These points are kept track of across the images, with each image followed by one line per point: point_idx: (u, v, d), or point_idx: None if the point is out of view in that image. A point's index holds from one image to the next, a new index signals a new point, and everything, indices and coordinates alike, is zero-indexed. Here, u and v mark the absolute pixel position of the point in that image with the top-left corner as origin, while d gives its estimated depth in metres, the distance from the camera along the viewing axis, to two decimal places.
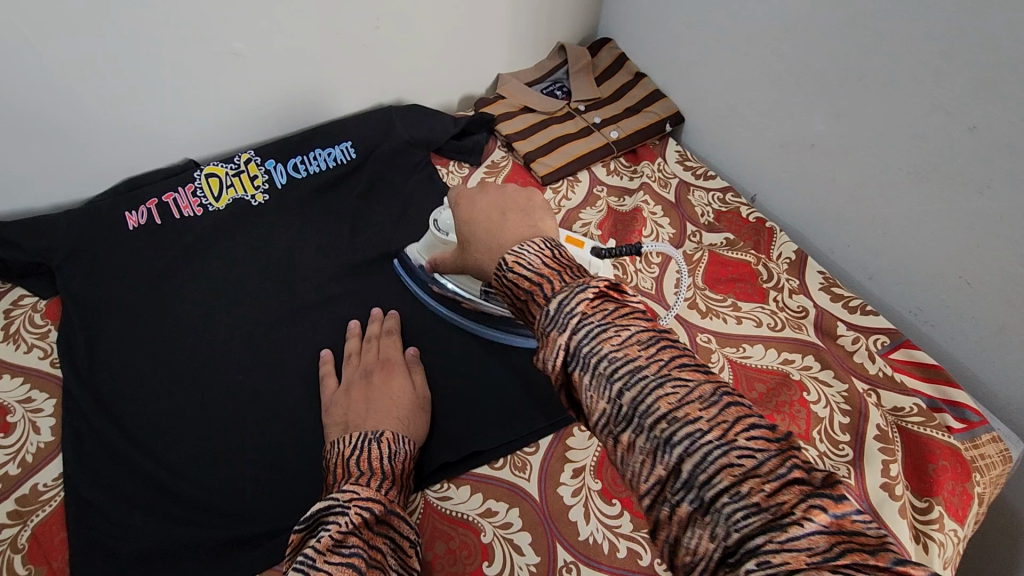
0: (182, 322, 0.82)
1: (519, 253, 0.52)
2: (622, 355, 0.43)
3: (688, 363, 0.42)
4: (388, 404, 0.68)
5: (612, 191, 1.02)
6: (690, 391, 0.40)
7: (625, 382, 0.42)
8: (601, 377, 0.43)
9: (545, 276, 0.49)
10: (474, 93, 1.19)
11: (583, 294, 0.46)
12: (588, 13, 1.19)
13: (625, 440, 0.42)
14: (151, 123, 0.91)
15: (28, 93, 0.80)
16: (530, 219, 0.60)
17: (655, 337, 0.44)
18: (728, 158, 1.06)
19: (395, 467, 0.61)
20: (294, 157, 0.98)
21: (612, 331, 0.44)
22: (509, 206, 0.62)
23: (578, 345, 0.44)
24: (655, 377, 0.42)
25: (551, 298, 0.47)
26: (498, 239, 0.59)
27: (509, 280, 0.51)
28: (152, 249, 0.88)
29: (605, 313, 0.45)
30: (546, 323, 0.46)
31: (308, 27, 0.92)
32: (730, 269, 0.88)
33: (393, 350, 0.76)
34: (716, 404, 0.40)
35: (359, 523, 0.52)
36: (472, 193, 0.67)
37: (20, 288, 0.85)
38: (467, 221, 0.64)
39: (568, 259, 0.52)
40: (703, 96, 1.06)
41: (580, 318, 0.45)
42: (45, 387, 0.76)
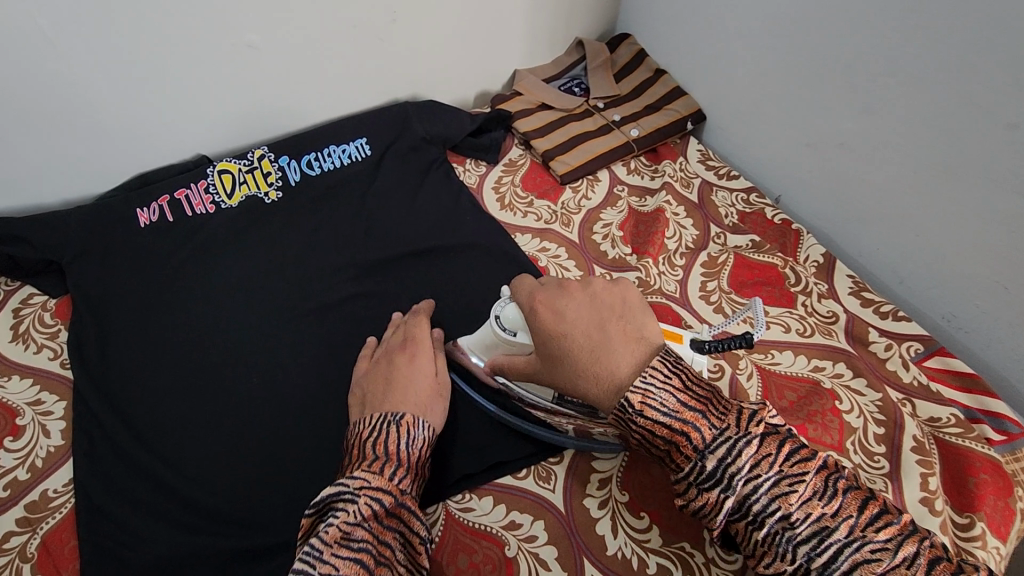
0: (195, 323, 0.80)
1: (646, 390, 0.53)
2: (802, 514, 0.48)
3: (874, 514, 0.48)
4: (407, 387, 0.64)
5: (632, 191, 0.99)
6: (890, 554, 0.45)
7: (811, 546, 0.47)
8: (781, 538, 0.48)
9: (688, 422, 0.52)
10: (490, 90, 1.17)
11: (746, 448, 0.50)
12: (607, 7, 1.16)
13: None
14: (163, 118, 0.89)
15: (38, 88, 0.78)
16: (633, 329, 0.57)
17: (828, 485, 0.49)
18: (753, 158, 1.03)
19: (411, 454, 0.60)
20: (309, 153, 0.96)
21: (787, 486, 0.49)
22: (609, 316, 0.58)
23: (754, 504, 0.49)
24: (844, 538, 0.46)
25: (705, 451, 0.51)
26: (608, 362, 0.55)
27: (643, 426, 0.53)
28: (164, 248, 0.86)
29: (774, 466, 0.49)
30: (704, 481, 0.51)
31: (323, 20, 0.90)
32: (756, 272, 0.86)
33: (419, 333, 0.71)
34: (918, 564, 0.45)
35: (367, 514, 0.54)
36: (550, 294, 0.61)
37: (29, 287, 0.83)
38: (556, 336, 0.58)
39: (700, 390, 0.54)
40: (727, 93, 1.03)
41: (748, 475, 0.49)
42: (54, 389, 0.74)
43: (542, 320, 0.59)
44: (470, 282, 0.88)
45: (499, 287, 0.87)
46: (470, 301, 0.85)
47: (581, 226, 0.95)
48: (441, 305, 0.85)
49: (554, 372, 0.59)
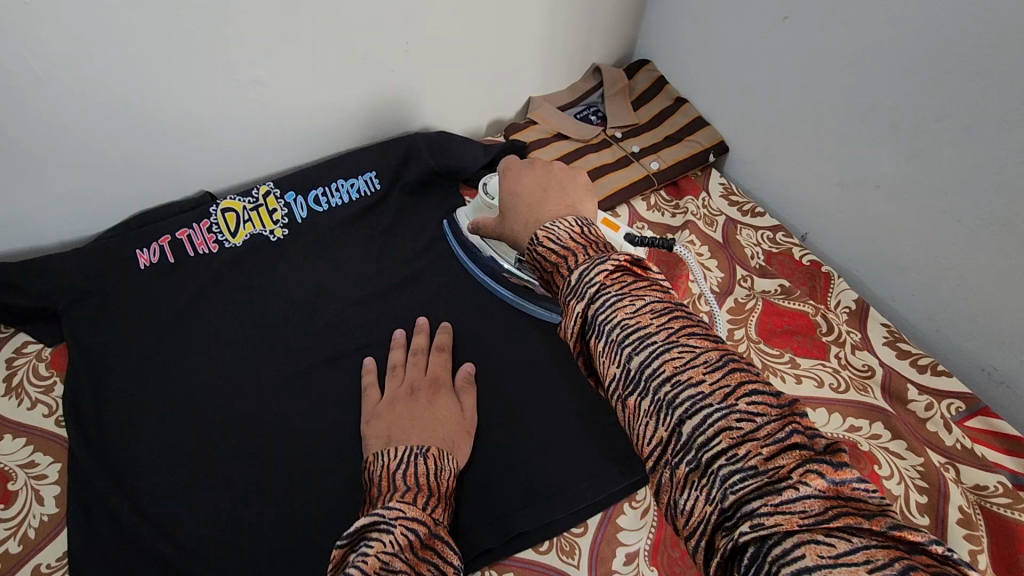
0: (199, 375, 0.77)
1: (549, 229, 0.54)
2: (630, 321, 0.43)
3: (699, 332, 0.43)
4: (435, 423, 0.67)
5: (653, 228, 0.95)
6: (695, 356, 0.41)
7: (630, 346, 0.42)
8: (606, 340, 0.44)
9: (571, 250, 0.51)
10: (504, 117, 1.13)
11: (603, 265, 0.47)
12: (625, 32, 1.12)
13: (630, 404, 0.42)
14: (165, 153, 0.85)
15: (32, 127, 0.74)
16: (569, 197, 0.63)
17: (666, 304, 0.44)
18: (778, 192, 0.99)
19: (439, 484, 0.60)
20: (315, 188, 0.92)
21: (626, 298, 0.44)
22: (554, 183, 0.65)
23: (593, 313, 0.45)
24: (662, 342, 0.42)
25: (574, 269, 0.48)
26: (536, 211, 0.62)
27: (540, 252, 0.53)
28: (165, 291, 0.82)
29: (623, 285, 0.45)
30: (568, 293, 0.47)
31: (335, 52, 0.86)
32: (786, 319, 0.82)
33: (441, 367, 0.76)
34: (724, 372, 0.40)
35: (403, 544, 0.51)
36: (520, 166, 0.69)
37: (23, 334, 0.79)
38: (509, 194, 0.67)
39: (597, 237, 0.53)
40: (752, 124, 0.99)
41: (598, 287, 0.45)
42: (49, 450, 0.70)
43: (504, 184, 0.69)
44: (485, 326, 0.84)
45: (516, 332, 0.83)
46: (485, 347, 0.82)
47: None
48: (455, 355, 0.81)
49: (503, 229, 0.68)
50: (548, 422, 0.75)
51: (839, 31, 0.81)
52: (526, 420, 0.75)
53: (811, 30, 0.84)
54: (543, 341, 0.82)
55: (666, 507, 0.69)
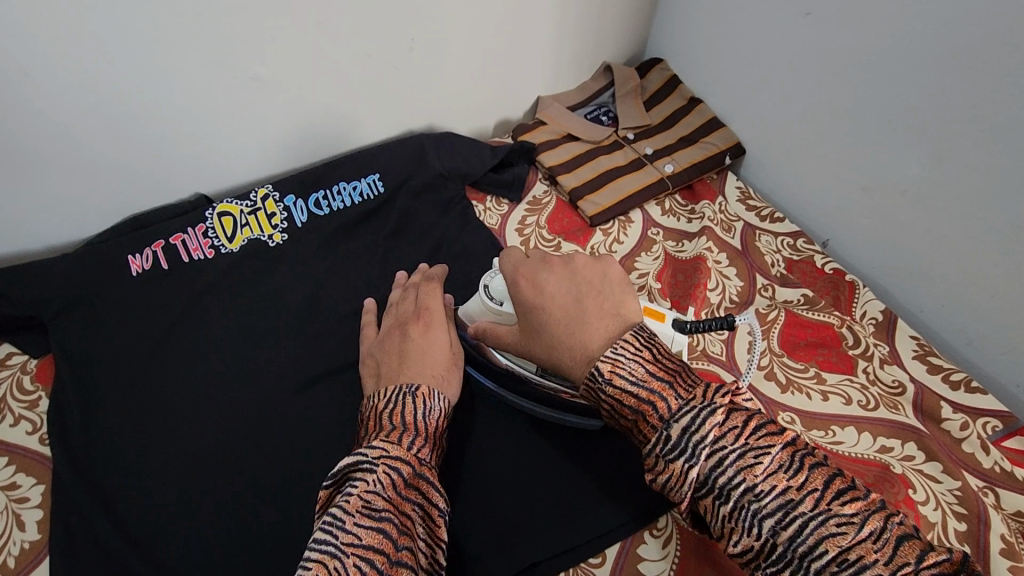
0: (192, 389, 0.73)
1: (614, 360, 0.53)
2: (766, 487, 0.45)
3: (844, 490, 0.45)
4: (426, 358, 0.66)
5: (668, 234, 0.91)
6: (856, 530, 0.43)
7: (777, 519, 0.44)
8: (745, 512, 0.45)
9: (654, 392, 0.50)
10: (512, 118, 1.09)
11: (712, 417, 0.48)
12: (637, 29, 1.08)
13: None
14: (158, 154, 0.81)
15: (16, 127, 0.70)
16: (609, 302, 0.58)
17: (797, 458, 0.46)
18: (799, 198, 0.94)
19: (429, 423, 0.60)
20: (317, 191, 0.88)
21: (752, 458, 0.46)
22: (585, 288, 0.60)
23: (719, 476, 0.46)
24: (810, 512, 0.44)
25: (672, 420, 0.49)
26: (580, 336, 0.56)
27: (612, 393, 0.52)
28: (157, 300, 0.78)
29: (740, 437, 0.47)
30: (671, 451, 0.48)
31: (338, 48, 0.83)
32: (810, 331, 0.78)
33: (430, 298, 0.73)
34: (887, 541, 0.42)
35: (386, 483, 0.52)
36: (534, 267, 0.63)
37: (8, 345, 0.75)
38: (535, 308, 0.60)
39: (671, 362, 0.53)
40: (770, 126, 0.94)
41: (715, 444, 0.47)
42: (31, 471, 0.66)
43: (520, 293, 0.62)
44: None
45: None
46: None
47: None
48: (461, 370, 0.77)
49: (532, 340, 0.62)
50: (561, 441, 0.71)
51: (865, 28, 0.77)
52: (537, 440, 0.71)
53: (836, 27, 0.80)
54: None
55: (689, 534, 0.65)
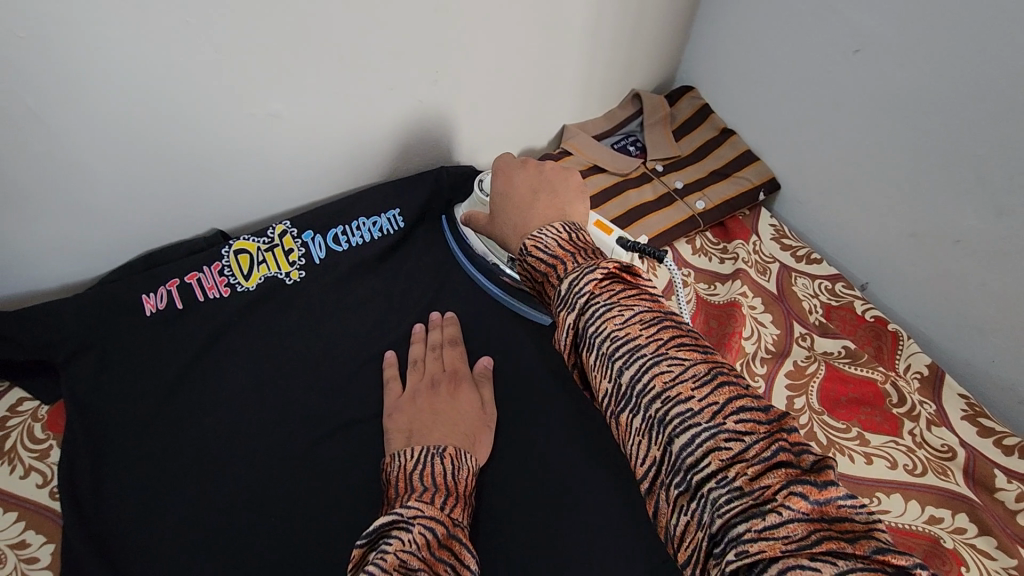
0: (207, 441, 0.70)
1: (537, 238, 0.58)
2: (622, 335, 0.47)
3: (691, 348, 0.47)
4: (459, 420, 0.70)
5: (700, 276, 0.87)
6: (686, 373, 0.45)
7: (625, 361, 0.46)
8: (600, 355, 0.48)
9: (560, 259, 0.55)
10: (535, 146, 1.05)
11: (592, 275, 0.50)
12: (669, 56, 1.04)
13: (623, 419, 0.47)
14: (176, 190, 0.78)
15: (29, 163, 0.67)
16: (560, 202, 0.66)
17: (658, 316, 0.48)
18: (836, 239, 0.91)
19: (458, 484, 0.62)
20: (337, 226, 0.85)
21: (616, 311, 0.48)
22: (545, 186, 0.68)
23: (584, 323, 0.49)
24: (652, 357, 0.46)
25: (563, 278, 0.52)
26: (525, 217, 0.65)
27: (530, 262, 0.57)
28: (171, 343, 0.76)
29: (611, 294, 0.49)
30: (558, 303, 0.52)
31: (361, 81, 0.80)
32: (850, 386, 0.74)
33: (458, 361, 0.78)
34: (712, 388, 0.44)
35: (421, 543, 0.52)
36: (511, 167, 0.71)
37: (18, 390, 0.73)
38: (501, 196, 0.70)
39: (583, 242, 0.57)
40: (809, 164, 0.91)
41: (587, 297, 0.49)
42: (41, 528, 0.64)
43: (494, 183, 0.71)
44: (521, 391, 0.78)
45: (553, 399, 0.78)
46: (521, 415, 0.76)
47: None
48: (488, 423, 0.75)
49: (494, 230, 0.70)
50: (588, 504, 0.70)
51: (919, 69, 0.73)
52: (566, 502, 0.70)
53: (887, 66, 0.76)
54: (583, 408, 0.77)
55: None
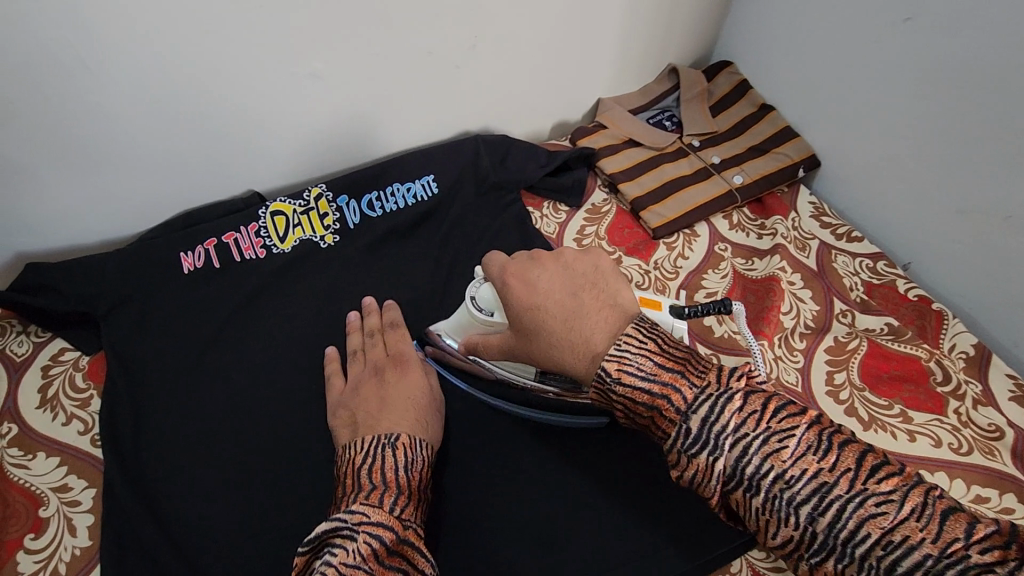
0: (242, 399, 0.71)
1: (621, 358, 0.49)
2: (798, 473, 0.41)
3: (877, 465, 0.41)
4: (406, 402, 0.64)
5: (737, 251, 0.86)
6: (894, 507, 0.39)
7: (813, 505, 0.41)
8: (777, 501, 0.42)
9: (668, 384, 0.47)
10: (569, 120, 1.04)
11: (728, 404, 0.44)
12: (708, 30, 1.02)
13: (829, 569, 0.41)
14: (214, 150, 0.79)
15: (73, 117, 0.68)
16: (605, 295, 0.56)
17: (825, 437, 0.42)
18: (878, 218, 0.89)
19: (411, 478, 0.57)
20: (370, 192, 0.85)
21: (777, 443, 0.42)
22: (579, 281, 0.57)
23: (744, 467, 0.43)
24: (846, 493, 0.40)
25: (690, 413, 0.45)
26: (581, 331, 0.54)
27: (623, 392, 0.49)
28: (209, 301, 0.76)
29: (760, 420, 0.43)
30: (691, 446, 0.45)
31: (400, 46, 0.79)
32: (893, 363, 0.72)
33: (402, 343, 0.72)
34: (928, 516, 0.39)
35: (366, 554, 0.50)
36: (523, 267, 0.61)
37: (60, 340, 0.74)
38: (530, 309, 0.58)
39: (672, 349, 0.49)
40: (851, 140, 0.89)
41: (735, 432, 0.43)
42: (83, 473, 0.64)
43: (514, 293, 0.59)
44: None
45: None
46: None
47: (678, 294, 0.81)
48: None
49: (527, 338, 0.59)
50: (625, 474, 0.69)
51: (975, 39, 0.71)
52: (603, 470, 0.69)
53: (938, 36, 0.74)
54: None
55: None
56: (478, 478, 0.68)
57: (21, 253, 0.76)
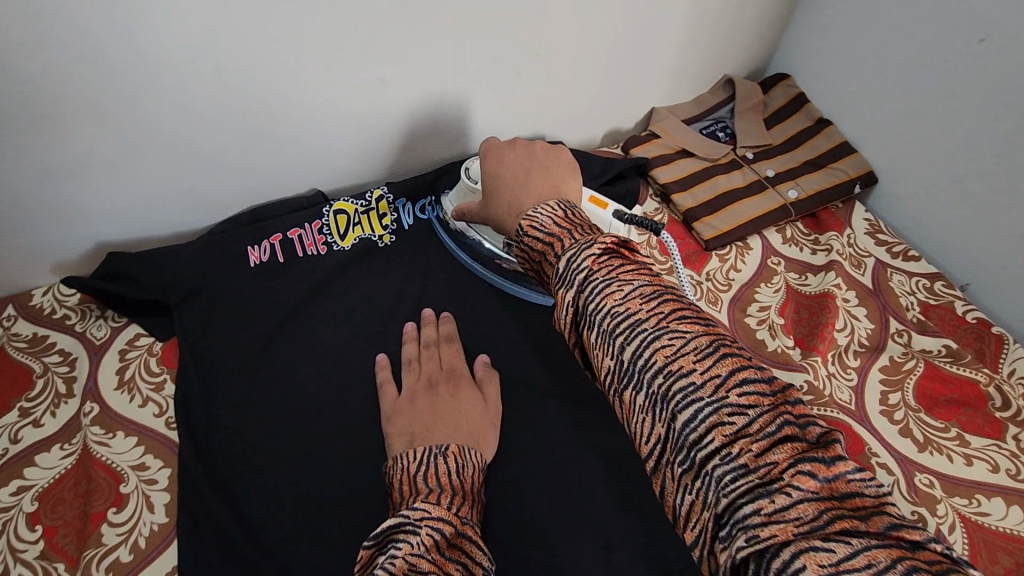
0: (305, 389, 0.73)
1: (534, 217, 0.57)
2: (622, 311, 0.45)
3: (689, 318, 0.45)
4: (460, 417, 0.67)
5: (791, 265, 0.86)
6: (686, 345, 0.43)
7: (626, 338, 0.44)
8: (602, 334, 0.46)
9: (556, 236, 0.54)
10: (620, 128, 1.05)
11: (589, 250, 0.49)
12: (766, 43, 1.02)
13: (626, 397, 0.45)
14: (283, 150, 0.82)
15: (159, 116, 0.71)
16: (552, 180, 0.66)
17: (657, 292, 0.46)
18: (936, 237, 0.88)
19: (463, 482, 0.59)
20: (425, 198, 0.90)
21: (615, 287, 0.46)
22: (536, 164, 0.68)
23: (585, 302, 0.47)
24: (652, 329, 0.44)
25: (561, 255, 0.51)
26: (520, 196, 0.64)
27: (525, 242, 0.57)
28: (275, 294, 0.80)
29: (609, 269, 0.48)
30: (557, 280, 0.50)
31: (467, 55, 0.81)
32: (950, 386, 0.72)
33: (455, 358, 0.75)
34: (713, 359, 0.42)
35: (429, 545, 0.50)
36: (500, 147, 0.71)
37: (135, 326, 0.78)
38: (492, 178, 0.69)
39: (578, 220, 0.56)
40: (913, 157, 0.88)
41: (586, 273, 0.48)
42: (160, 454, 0.68)
43: (484, 166, 0.71)
44: None
45: None
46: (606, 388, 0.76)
47: (731, 306, 0.81)
48: (573, 392, 0.76)
49: (489, 212, 0.70)
50: None
51: None
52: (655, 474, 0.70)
53: (1013, 56, 0.74)
54: None
55: None
56: (536, 480, 0.68)
57: (101, 242, 0.80)
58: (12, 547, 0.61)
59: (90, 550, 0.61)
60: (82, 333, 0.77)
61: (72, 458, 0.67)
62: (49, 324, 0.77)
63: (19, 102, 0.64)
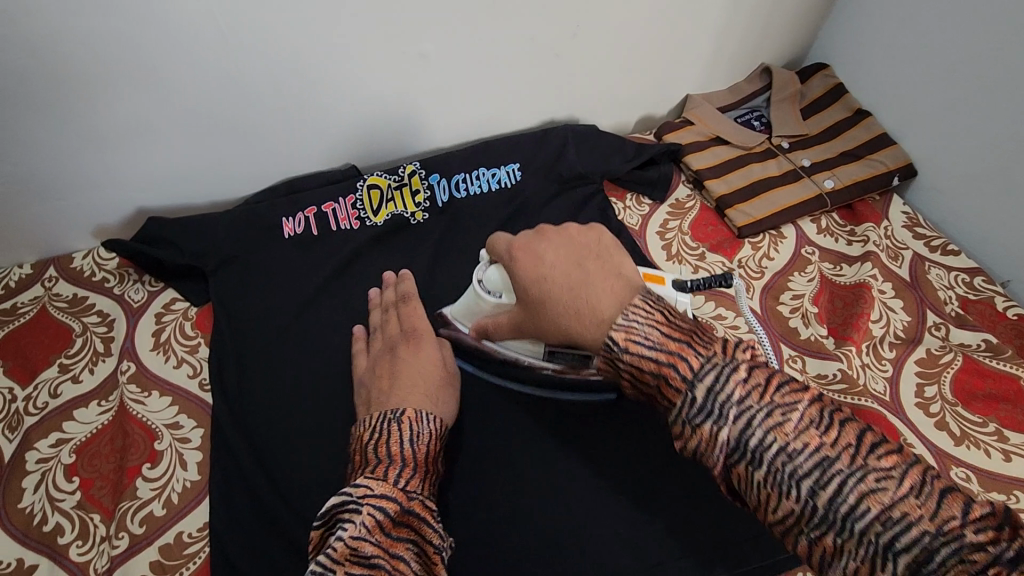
0: (335, 358, 0.74)
1: (629, 327, 0.47)
2: (801, 446, 0.39)
3: (879, 443, 0.39)
4: (416, 377, 0.63)
5: (825, 255, 0.84)
6: (898, 485, 0.37)
7: (815, 479, 0.38)
8: (779, 474, 0.39)
9: (675, 353, 0.45)
10: (655, 115, 1.04)
11: (733, 375, 0.42)
12: (806, 30, 1.00)
13: (827, 544, 0.38)
14: (321, 124, 0.82)
15: (205, 86, 0.72)
16: (613, 269, 0.54)
17: (826, 413, 0.40)
18: (978, 232, 0.86)
19: (417, 451, 0.56)
20: (458, 173, 0.87)
21: (780, 416, 0.40)
22: (585, 253, 0.56)
23: (749, 439, 0.40)
24: (846, 469, 0.38)
25: (695, 379, 0.43)
26: (589, 300, 0.51)
27: (628, 360, 0.46)
28: (307, 264, 0.80)
29: (761, 393, 0.41)
30: (697, 415, 0.42)
31: (506, 34, 0.81)
32: (989, 381, 0.71)
33: (416, 316, 0.70)
34: (923, 492, 0.36)
35: (371, 526, 0.49)
36: (528, 240, 0.60)
37: (172, 291, 0.79)
38: (534, 278, 0.56)
39: (683, 323, 0.47)
40: (956, 149, 0.86)
41: (738, 404, 0.41)
42: (193, 414, 0.69)
43: (518, 266, 0.58)
44: None
45: None
46: None
47: (764, 294, 0.80)
48: None
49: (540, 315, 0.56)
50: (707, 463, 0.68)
51: None
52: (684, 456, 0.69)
53: None
54: None
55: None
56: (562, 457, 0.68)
57: (140, 208, 0.82)
58: (50, 497, 0.63)
59: (126, 502, 0.63)
60: (121, 295, 0.78)
61: (109, 414, 0.69)
62: (89, 285, 0.79)
63: (69, 67, 0.65)
